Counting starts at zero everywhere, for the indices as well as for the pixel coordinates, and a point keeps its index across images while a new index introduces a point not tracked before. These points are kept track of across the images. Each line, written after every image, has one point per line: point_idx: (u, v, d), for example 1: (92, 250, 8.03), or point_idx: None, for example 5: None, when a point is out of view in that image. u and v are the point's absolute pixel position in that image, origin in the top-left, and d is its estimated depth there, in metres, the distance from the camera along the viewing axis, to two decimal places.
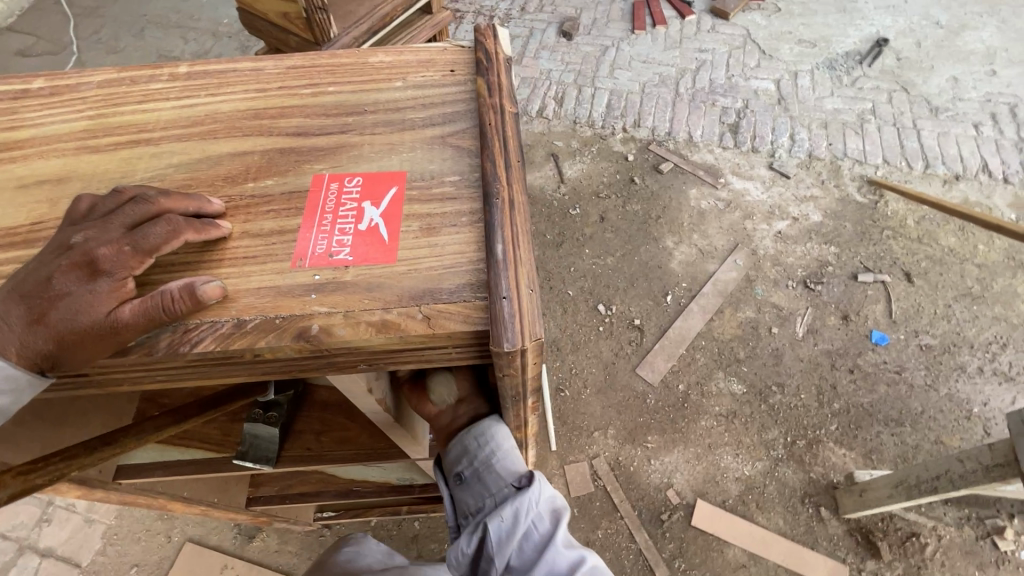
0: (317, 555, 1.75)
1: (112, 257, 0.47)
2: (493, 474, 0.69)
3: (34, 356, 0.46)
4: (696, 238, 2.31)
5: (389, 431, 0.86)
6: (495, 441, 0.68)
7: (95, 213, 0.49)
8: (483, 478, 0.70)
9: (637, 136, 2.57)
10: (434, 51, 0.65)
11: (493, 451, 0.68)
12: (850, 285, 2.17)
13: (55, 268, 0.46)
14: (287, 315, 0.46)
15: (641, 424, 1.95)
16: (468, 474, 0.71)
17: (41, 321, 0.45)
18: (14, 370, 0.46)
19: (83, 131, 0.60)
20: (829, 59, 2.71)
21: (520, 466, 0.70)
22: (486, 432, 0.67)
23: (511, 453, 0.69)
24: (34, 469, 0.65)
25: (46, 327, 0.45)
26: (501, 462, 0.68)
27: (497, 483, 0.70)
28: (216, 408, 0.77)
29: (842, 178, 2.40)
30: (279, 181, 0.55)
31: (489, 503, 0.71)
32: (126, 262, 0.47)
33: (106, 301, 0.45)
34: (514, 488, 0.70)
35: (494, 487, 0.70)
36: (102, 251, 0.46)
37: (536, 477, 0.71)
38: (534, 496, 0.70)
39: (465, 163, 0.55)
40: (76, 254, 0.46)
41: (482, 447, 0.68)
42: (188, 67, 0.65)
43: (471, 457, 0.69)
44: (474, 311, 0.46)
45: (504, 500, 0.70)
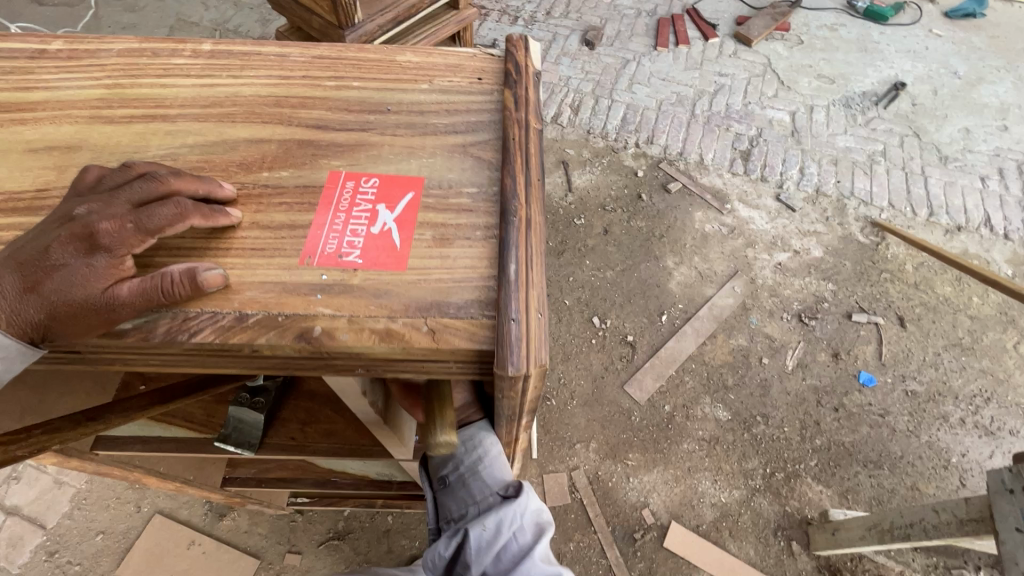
0: (287, 539, 1.74)
1: (112, 232, 0.45)
2: (479, 480, 0.69)
3: (24, 327, 0.44)
4: (697, 260, 2.31)
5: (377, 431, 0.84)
6: (482, 448, 0.67)
7: (104, 185, 0.48)
8: (468, 483, 0.70)
9: (649, 153, 2.57)
10: (463, 57, 0.64)
11: (480, 457, 0.68)
12: (843, 324, 2.18)
13: (56, 237, 0.45)
14: (290, 313, 0.46)
15: (623, 441, 1.96)
16: (452, 478, 0.71)
17: (36, 289, 0.44)
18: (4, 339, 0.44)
19: (99, 99, 0.59)
20: (845, 97, 2.72)
21: (507, 475, 0.70)
22: (473, 438, 0.67)
23: (498, 461, 0.68)
24: (16, 439, 0.64)
25: (40, 297, 0.44)
26: (487, 468, 0.68)
27: (481, 489, 0.69)
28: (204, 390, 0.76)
29: (846, 216, 2.41)
30: (295, 174, 0.54)
31: (471, 511, 0.71)
32: (127, 240, 0.46)
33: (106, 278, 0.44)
34: (498, 497, 0.70)
35: (479, 494, 0.70)
36: (104, 225, 0.45)
37: (523, 488, 0.70)
38: (518, 507, 0.70)
39: (484, 175, 0.55)
40: (77, 226, 0.45)
41: (468, 451, 0.68)
42: (211, 45, 0.64)
43: (457, 462, 0.70)
44: (481, 329, 0.45)
45: (488, 508, 0.70)
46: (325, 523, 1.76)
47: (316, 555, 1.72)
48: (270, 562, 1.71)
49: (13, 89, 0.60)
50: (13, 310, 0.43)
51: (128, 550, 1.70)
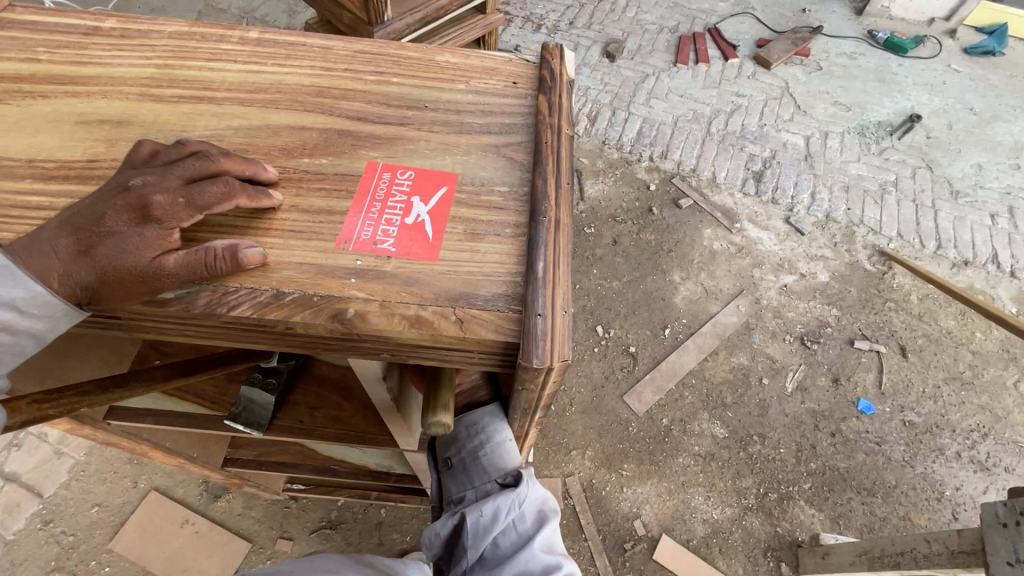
0: (280, 525, 1.75)
1: (165, 205, 0.47)
2: (480, 465, 0.70)
3: (74, 287, 0.46)
4: (703, 277, 2.33)
5: (386, 417, 0.85)
6: (487, 431, 0.69)
7: (160, 158, 0.50)
8: (468, 467, 0.71)
9: (662, 168, 2.59)
10: (500, 61, 0.66)
11: (482, 443, 0.69)
12: (845, 350, 2.19)
13: (108, 205, 0.46)
14: (325, 294, 0.47)
15: (618, 451, 1.96)
16: (454, 462, 0.73)
17: (83, 254, 0.45)
18: (54, 298, 0.46)
19: (148, 78, 0.61)
20: (860, 126, 2.75)
21: (509, 464, 0.70)
22: (477, 424, 0.69)
23: (500, 450, 0.69)
24: (48, 399, 0.65)
25: (90, 260, 0.46)
26: (489, 454, 0.69)
27: (481, 475, 0.71)
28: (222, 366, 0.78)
29: (854, 244, 2.43)
30: (334, 162, 0.56)
31: (472, 495, 0.72)
32: (177, 214, 0.48)
33: (154, 248, 0.46)
34: (498, 484, 0.71)
35: (479, 479, 0.71)
36: (157, 198, 0.47)
37: (523, 477, 0.71)
38: (518, 497, 0.70)
39: (515, 176, 0.57)
40: (132, 196, 0.47)
41: (470, 437, 0.70)
42: (258, 33, 0.66)
43: (459, 446, 0.71)
44: (507, 322, 0.47)
45: (488, 494, 0.71)
46: (318, 511, 1.77)
47: (307, 542, 1.74)
48: (261, 546, 1.72)
49: (66, 64, 0.62)
50: (65, 272, 0.45)
51: (122, 525, 1.71)
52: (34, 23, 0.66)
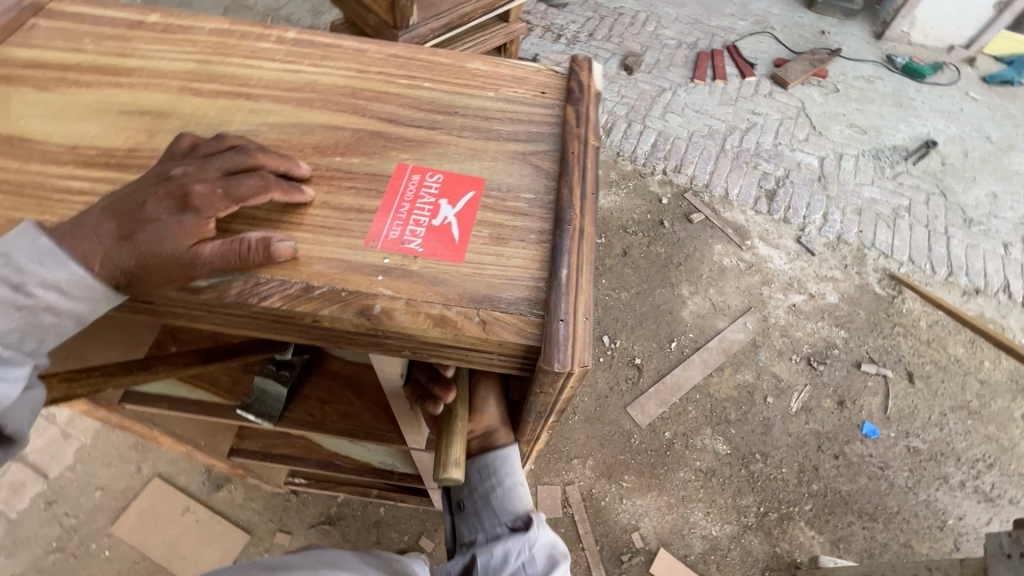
0: (279, 518, 1.76)
1: (203, 195, 0.49)
2: (491, 507, 0.72)
3: (114, 271, 0.47)
4: (712, 292, 2.33)
5: (400, 417, 0.87)
6: (498, 470, 0.72)
7: (200, 151, 0.51)
8: (480, 510, 0.73)
9: (675, 182, 2.60)
10: (529, 71, 0.68)
11: (494, 485, 0.72)
12: (851, 372, 2.18)
13: (149, 193, 0.48)
14: (353, 290, 0.49)
15: (619, 462, 1.96)
16: (466, 505, 0.75)
17: (122, 239, 0.47)
18: (95, 280, 0.47)
19: (189, 73, 0.63)
20: (875, 149, 2.75)
21: (520, 507, 0.72)
22: (488, 467, 0.72)
23: (511, 491, 0.72)
24: (77, 378, 0.71)
25: (130, 245, 0.47)
26: (500, 496, 0.72)
27: (492, 517, 0.72)
28: (237, 356, 0.82)
29: (865, 266, 2.43)
30: (365, 162, 0.58)
31: (482, 537, 0.73)
32: (213, 204, 0.49)
33: (191, 235, 0.48)
34: (508, 527, 0.71)
35: (490, 521, 0.72)
36: (197, 188, 0.48)
37: (534, 520, 0.71)
38: (528, 540, 0.70)
39: (541, 183, 0.58)
40: (174, 185, 0.48)
41: (482, 479, 0.73)
42: (296, 34, 0.68)
43: (472, 489, 0.74)
44: (529, 326, 0.48)
45: (498, 537, 0.71)
46: (317, 507, 1.78)
47: (305, 537, 1.74)
48: (259, 538, 1.73)
49: (110, 55, 0.64)
50: (105, 255, 0.47)
51: (123, 510, 1.72)
52: (80, 14, 0.68)
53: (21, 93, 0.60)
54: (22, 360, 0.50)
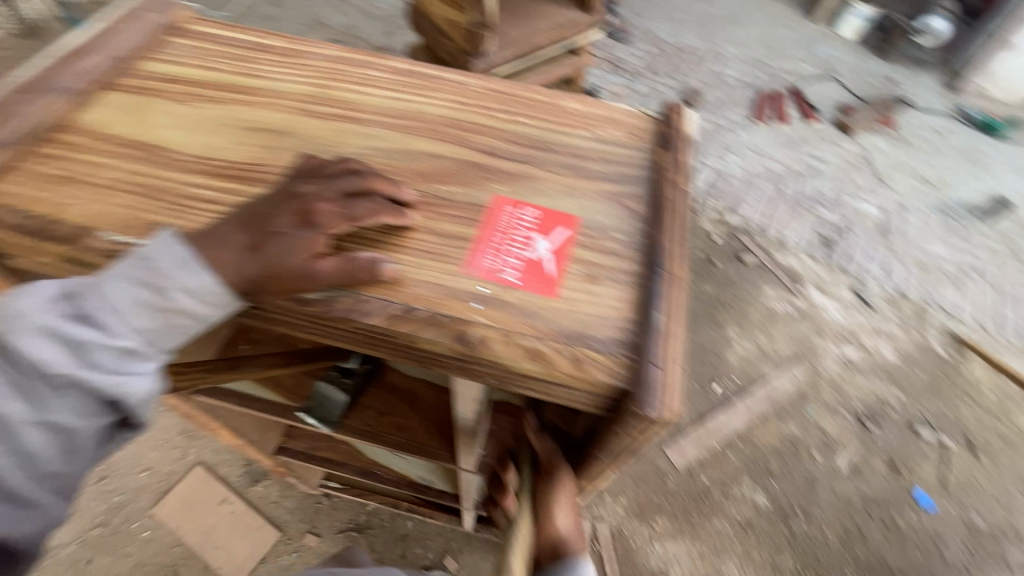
0: (309, 519, 1.78)
1: (326, 212, 0.52)
2: None
3: (239, 279, 0.50)
4: (760, 337, 2.27)
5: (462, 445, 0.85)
6: None
7: (322, 172, 0.55)
8: None
9: (729, 221, 2.57)
10: (621, 114, 0.70)
11: None
12: (906, 435, 2.07)
13: (279, 209, 0.51)
14: (451, 315, 0.50)
15: (653, 503, 1.90)
16: None
17: (251, 248, 0.50)
18: (222, 286, 0.50)
19: (306, 95, 0.68)
20: (944, 204, 2.64)
21: None
22: None
23: None
24: (185, 370, 0.85)
25: (257, 256, 0.50)
26: None
27: None
28: (314, 362, 0.86)
29: (927, 325, 2.32)
30: (465, 191, 0.60)
31: None
32: (333, 220, 0.52)
33: (311, 250, 0.50)
34: None
35: None
36: (321, 206, 0.52)
37: None
38: None
39: (633, 226, 0.59)
40: (300, 202, 0.52)
41: None
42: (403, 64, 0.72)
43: None
44: (621, 367, 0.49)
45: None
46: (347, 512, 1.79)
47: (333, 542, 1.76)
48: (289, 537, 1.75)
49: (235, 73, 0.69)
50: (234, 264, 0.50)
51: (165, 493, 1.78)
52: (212, 34, 0.74)
53: (158, 104, 0.65)
54: (155, 356, 0.53)
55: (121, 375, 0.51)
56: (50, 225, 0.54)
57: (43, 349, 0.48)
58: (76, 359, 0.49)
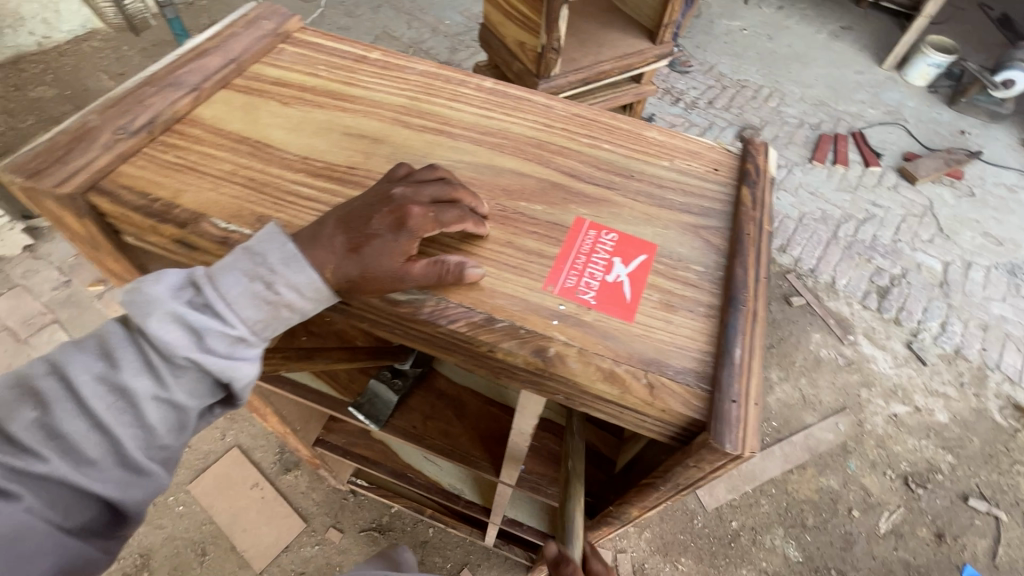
0: (334, 514, 1.81)
1: (418, 215, 0.54)
2: None
3: (339, 279, 0.53)
4: (803, 382, 2.20)
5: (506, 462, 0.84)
6: None
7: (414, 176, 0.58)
8: None
9: (778, 261, 2.51)
10: (702, 146, 0.71)
11: None
12: (956, 504, 1.95)
13: (374, 211, 0.54)
14: (531, 329, 0.52)
15: (678, 542, 1.85)
16: None
17: (348, 249, 0.53)
18: (324, 285, 0.53)
19: (401, 107, 0.71)
20: (1011, 264, 2.52)
21: None
22: None
23: None
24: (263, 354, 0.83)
25: (356, 258, 0.52)
26: None
27: None
28: (377, 359, 0.92)
29: (985, 389, 2.20)
30: (548, 211, 0.62)
31: None
32: (423, 224, 0.54)
33: (405, 254, 0.53)
34: None
35: None
36: (414, 210, 0.53)
37: None
38: None
39: (711, 258, 0.59)
40: (394, 206, 0.54)
41: None
42: (492, 84, 0.75)
43: None
44: (696, 398, 0.49)
45: None
46: (371, 512, 1.81)
47: (354, 539, 1.77)
48: (313, 529, 1.78)
49: (337, 81, 0.74)
50: (336, 265, 0.53)
51: (202, 471, 1.84)
52: (318, 44, 0.79)
53: (267, 104, 0.70)
54: (260, 343, 0.57)
55: (233, 359, 0.55)
56: (169, 208, 0.58)
57: (168, 333, 0.52)
58: (196, 344, 0.53)
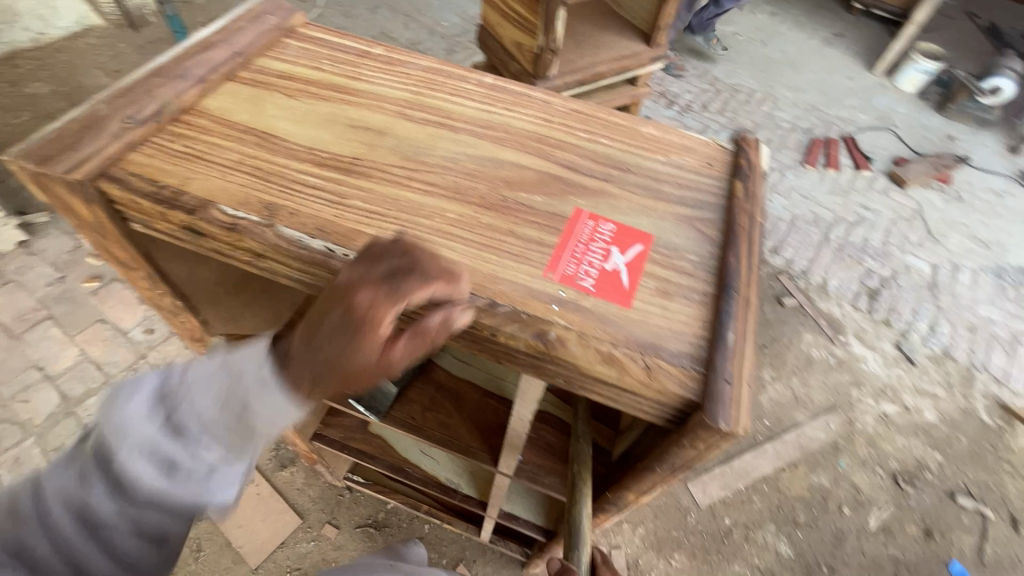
0: (329, 511, 1.81)
1: (384, 331, 0.46)
2: None
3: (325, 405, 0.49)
4: (795, 381, 2.23)
5: (505, 451, 0.86)
6: None
7: (368, 254, 0.50)
8: None
9: (771, 262, 2.54)
10: (696, 142, 0.73)
11: None
12: (944, 502, 1.99)
13: (327, 312, 0.47)
14: (531, 313, 0.53)
15: (671, 538, 1.86)
16: None
17: (314, 365, 0.47)
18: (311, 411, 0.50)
19: (404, 100, 0.73)
20: (998, 267, 2.57)
21: None
22: None
23: None
24: None
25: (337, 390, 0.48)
26: None
27: None
28: None
29: (973, 389, 2.23)
30: (547, 202, 0.64)
31: None
32: (379, 308, 0.46)
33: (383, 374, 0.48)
34: None
35: None
36: (377, 328, 0.46)
37: None
38: None
39: (705, 248, 0.61)
40: (357, 326, 0.46)
41: None
42: (493, 80, 0.77)
43: None
44: (690, 379, 0.50)
45: None
46: (367, 508, 1.82)
47: (350, 536, 1.78)
48: (309, 525, 1.78)
49: (341, 75, 0.75)
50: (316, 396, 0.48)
51: None
52: (322, 39, 0.80)
53: (273, 96, 0.71)
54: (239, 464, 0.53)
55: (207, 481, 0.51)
56: (178, 195, 0.59)
57: (142, 465, 0.48)
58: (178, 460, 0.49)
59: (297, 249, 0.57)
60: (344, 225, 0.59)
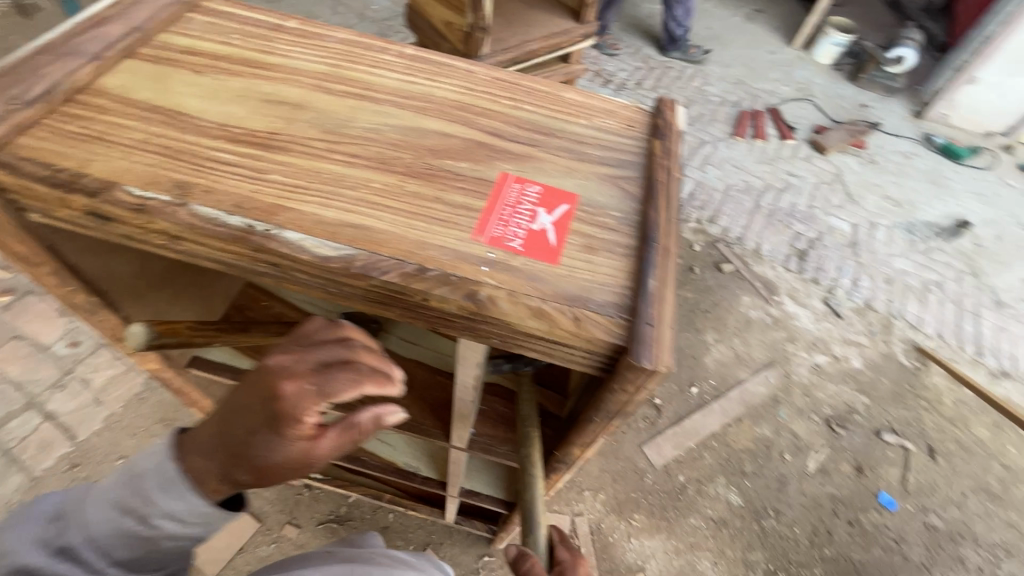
0: (289, 510, 1.77)
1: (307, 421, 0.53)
2: None
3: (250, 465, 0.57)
4: (736, 342, 2.35)
5: (455, 422, 0.86)
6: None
7: (314, 347, 0.55)
8: None
9: (708, 231, 2.66)
10: (617, 106, 0.75)
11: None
12: (872, 440, 2.16)
13: (264, 402, 0.54)
14: (461, 275, 0.54)
15: (631, 500, 1.94)
16: None
17: (250, 447, 0.55)
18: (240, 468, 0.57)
19: (321, 73, 0.71)
20: (909, 223, 2.79)
21: None
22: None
23: None
24: (199, 328, 0.78)
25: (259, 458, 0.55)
26: None
27: None
28: None
29: (892, 336, 2.43)
30: (474, 168, 0.64)
31: None
32: (306, 403, 0.52)
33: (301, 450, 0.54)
34: None
35: None
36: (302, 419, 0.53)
37: None
38: None
39: (628, 204, 0.63)
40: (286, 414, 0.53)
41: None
42: (414, 51, 0.76)
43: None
44: (617, 326, 0.53)
45: None
46: (328, 504, 1.79)
47: (313, 533, 1.74)
48: (269, 527, 1.74)
49: (253, 50, 0.72)
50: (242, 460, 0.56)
51: None
52: (230, 13, 0.76)
53: (179, 73, 0.67)
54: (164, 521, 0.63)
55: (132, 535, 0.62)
56: (76, 177, 0.56)
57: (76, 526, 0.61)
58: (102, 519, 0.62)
59: (214, 227, 0.55)
60: (263, 200, 0.57)
